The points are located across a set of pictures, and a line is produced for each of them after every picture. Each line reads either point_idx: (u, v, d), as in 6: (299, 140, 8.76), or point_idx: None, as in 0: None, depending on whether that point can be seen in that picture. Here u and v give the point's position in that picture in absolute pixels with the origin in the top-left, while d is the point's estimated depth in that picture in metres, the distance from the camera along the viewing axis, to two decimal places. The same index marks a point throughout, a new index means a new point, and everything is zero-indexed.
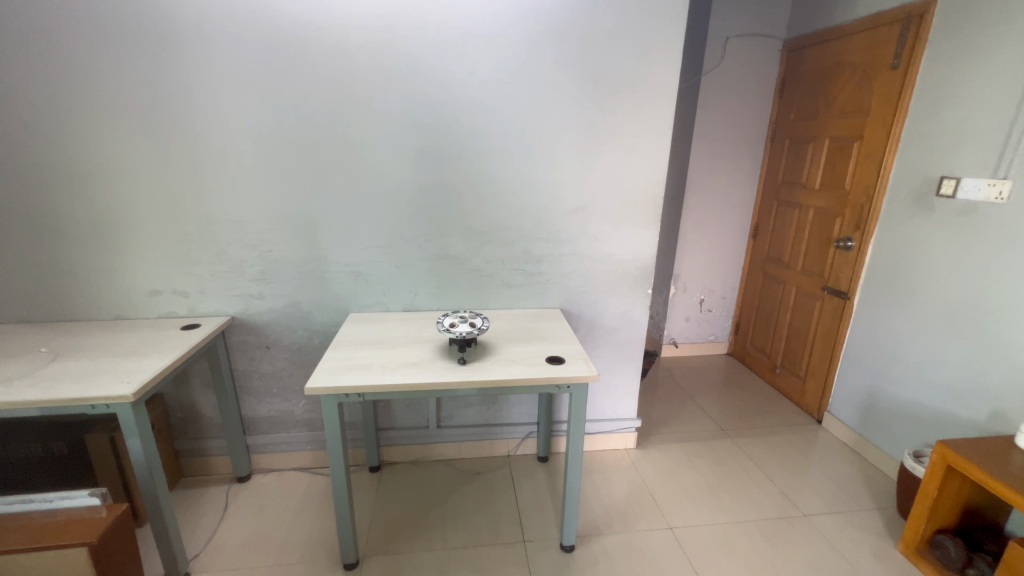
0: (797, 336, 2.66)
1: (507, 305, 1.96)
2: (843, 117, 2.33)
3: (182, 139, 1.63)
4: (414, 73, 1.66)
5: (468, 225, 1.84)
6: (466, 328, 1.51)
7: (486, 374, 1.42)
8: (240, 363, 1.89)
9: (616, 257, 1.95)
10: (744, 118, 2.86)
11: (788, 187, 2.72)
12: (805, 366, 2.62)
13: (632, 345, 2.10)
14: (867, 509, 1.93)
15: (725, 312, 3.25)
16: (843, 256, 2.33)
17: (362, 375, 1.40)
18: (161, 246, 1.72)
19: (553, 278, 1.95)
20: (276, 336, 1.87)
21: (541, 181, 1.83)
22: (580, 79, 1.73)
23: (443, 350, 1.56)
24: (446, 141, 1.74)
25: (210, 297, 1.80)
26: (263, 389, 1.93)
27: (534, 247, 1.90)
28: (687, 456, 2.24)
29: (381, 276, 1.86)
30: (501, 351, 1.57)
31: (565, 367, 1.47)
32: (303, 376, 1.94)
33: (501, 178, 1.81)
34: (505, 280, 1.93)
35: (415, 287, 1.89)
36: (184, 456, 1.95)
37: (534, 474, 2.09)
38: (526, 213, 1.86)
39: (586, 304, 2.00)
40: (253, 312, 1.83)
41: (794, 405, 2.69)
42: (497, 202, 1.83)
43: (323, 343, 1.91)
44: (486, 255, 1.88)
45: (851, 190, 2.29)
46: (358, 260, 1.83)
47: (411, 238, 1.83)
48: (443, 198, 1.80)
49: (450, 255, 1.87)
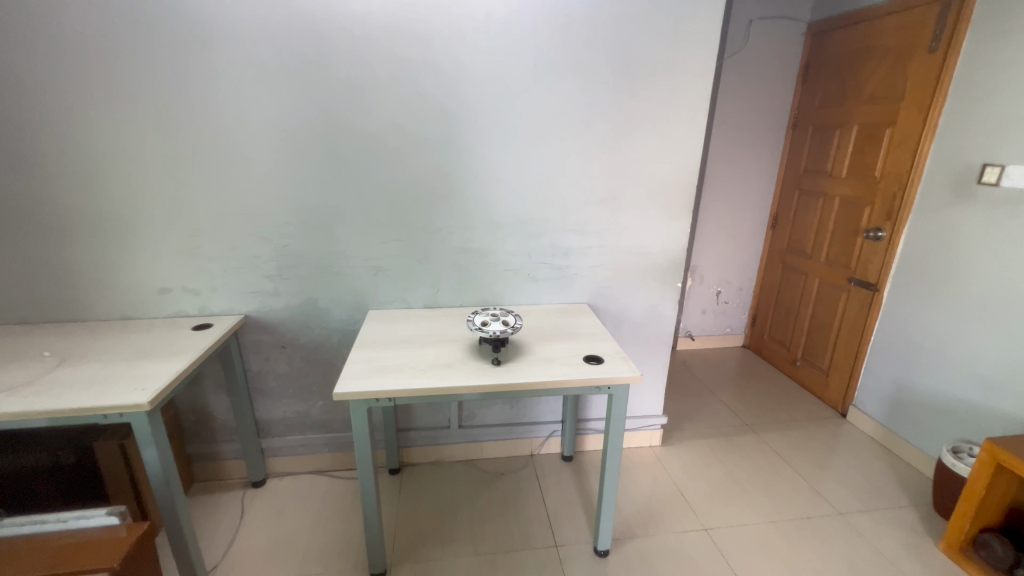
0: (820, 328, 2.60)
1: (533, 301, 1.88)
2: (873, 102, 2.25)
3: (191, 128, 1.51)
4: (433, 55, 1.55)
5: (494, 217, 1.75)
6: (499, 327, 1.42)
7: (523, 376, 1.34)
8: (254, 364, 1.79)
9: (646, 248, 1.87)
10: (766, 104, 2.78)
11: (811, 176, 2.65)
12: (828, 360, 2.57)
13: (660, 340, 2.03)
14: (902, 506, 1.89)
15: (741, 303, 3.19)
16: (872, 246, 2.27)
17: (391, 379, 1.31)
18: (168, 241, 1.61)
19: (580, 272, 1.86)
20: (292, 335, 1.78)
21: (568, 170, 1.73)
22: (609, 59, 1.63)
23: (474, 350, 1.47)
24: (471, 128, 1.64)
25: (221, 295, 1.69)
26: (278, 390, 1.84)
27: (562, 240, 1.81)
28: (714, 454, 2.17)
29: (402, 271, 1.76)
30: (534, 350, 1.49)
31: (604, 368, 1.39)
32: (319, 377, 1.85)
33: (528, 167, 1.71)
34: (531, 275, 1.84)
35: (437, 282, 1.80)
36: (196, 460, 1.86)
37: (559, 475, 2.02)
38: (554, 204, 1.77)
39: (613, 299, 1.92)
40: (266, 310, 1.73)
41: (816, 398, 2.64)
42: (524, 193, 1.74)
43: (340, 342, 1.82)
44: (510, 249, 1.79)
45: (881, 178, 2.22)
46: (378, 255, 1.73)
47: (434, 230, 1.73)
48: (468, 188, 1.70)
49: (474, 247, 1.77)
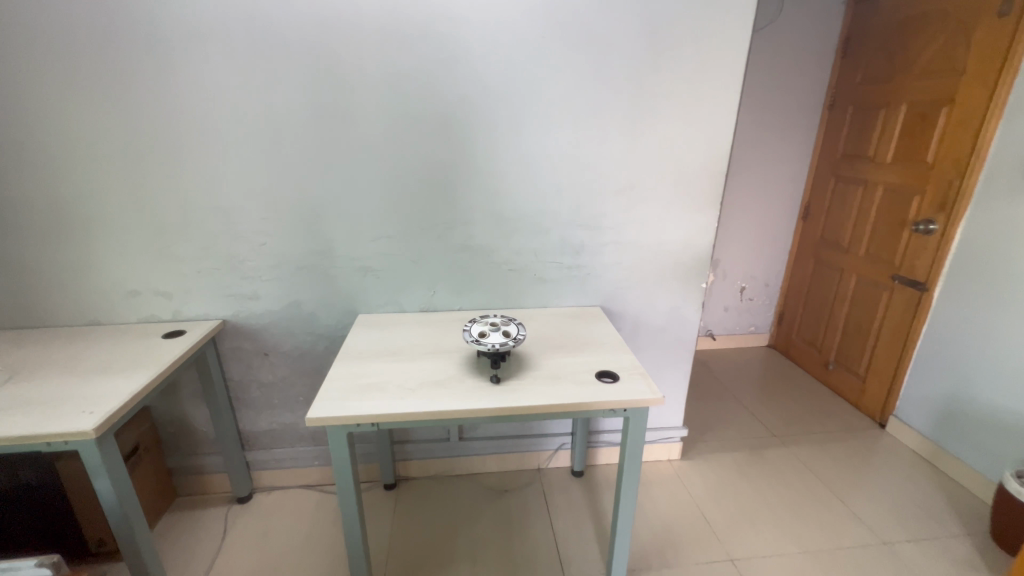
0: (857, 329, 2.37)
1: (542, 304, 1.69)
2: (927, 77, 1.99)
3: (155, 112, 1.35)
4: (426, 24, 1.34)
5: (495, 211, 1.56)
6: (498, 339, 1.24)
7: (525, 398, 1.16)
8: (235, 373, 1.65)
9: (669, 245, 1.67)
10: (799, 83, 2.52)
11: (850, 162, 2.40)
12: (865, 365, 2.34)
13: (681, 347, 1.83)
14: (954, 535, 1.68)
15: (767, 300, 2.97)
16: (921, 240, 2.02)
17: (374, 400, 1.14)
18: (136, 239, 1.46)
19: (593, 272, 1.67)
20: (275, 342, 1.62)
21: (581, 156, 1.53)
22: (629, 26, 1.41)
23: (471, 365, 1.29)
24: (469, 109, 1.44)
25: (196, 298, 1.54)
26: (263, 401, 1.70)
27: (572, 236, 1.61)
28: (740, 471, 1.98)
29: (393, 271, 1.59)
30: (540, 364, 1.30)
31: (621, 387, 1.21)
32: (306, 386, 1.70)
33: (535, 155, 1.51)
34: (538, 275, 1.65)
35: (434, 283, 1.62)
36: (178, 473, 1.74)
37: (569, 493, 1.86)
38: (565, 197, 1.57)
39: (629, 301, 1.73)
40: (246, 315, 1.58)
41: (851, 405, 2.42)
42: (531, 184, 1.54)
43: (329, 349, 1.66)
44: (515, 246, 1.60)
45: (935, 163, 1.96)
46: (366, 253, 1.56)
47: (430, 225, 1.55)
48: (467, 178, 1.51)
49: (474, 245, 1.59)
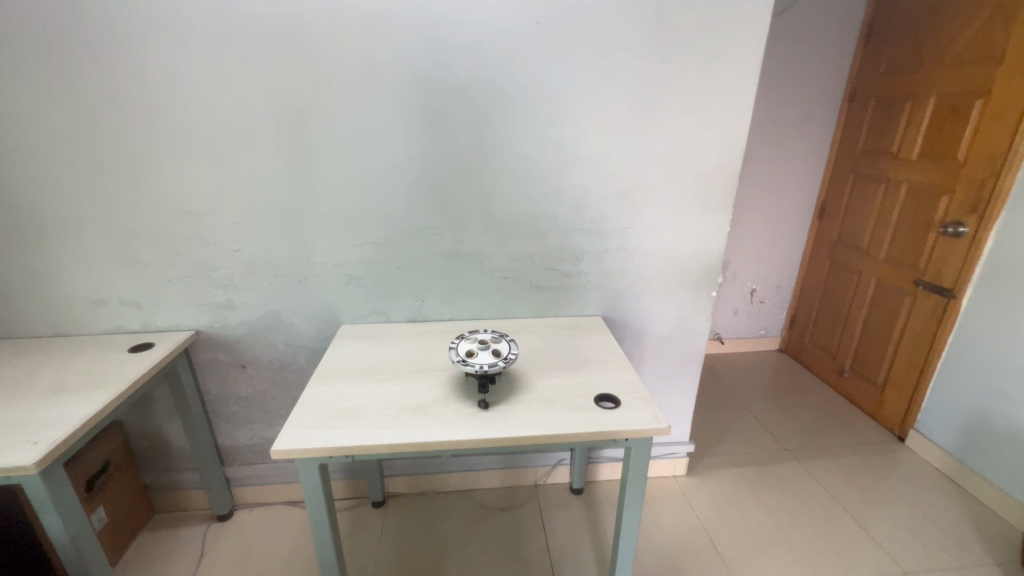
0: (875, 336, 2.24)
1: (539, 313, 1.58)
2: (960, 67, 1.83)
3: (114, 107, 1.23)
4: (410, 11, 1.22)
5: (488, 214, 1.43)
6: (487, 360, 1.12)
7: (516, 427, 1.04)
8: (212, 386, 1.55)
9: (676, 251, 1.54)
10: (817, 74, 2.37)
11: (871, 158, 2.25)
12: (884, 374, 2.21)
13: (689, 359, 1.71)
14: (982, 565, 1.56)
15: (779, 302, 2.83)
16: (949, 244, 1.88)
17: (347, 429, 1.03)
18: (100, 245, 1.36)
19: (593, 279, 1.55)
20: (253, 353, 1.52)
21: (581, 155, 1.40)
22: (636, 12, 1.27)
23: (458, 386, 1.18)
24: (458, 102, 1.31)
25: (167, 308, 1.44)
26: (242, 415, 1.60)
27: (571, 241, 1.49)
28: (749, 489, 1.87)
29: (379, 279, 1.47)
30: (534, 386, 1.19)
31: (622, 414, 1.09)
32: (288, 400, 1.60)
33: (530, 153, 1.38)
34: (534, 283, 1.53)
35: (423, 292, 1.51)
36: (154, 489, 1.65)
37: (567, 511, 1.76)
38: (563, 199, 1.44)
39: (633, 311, 1.61)
40: (221, 325, 1.47)
41: (867, 416, 2.30)
42: (526, 185, 1.42)
43: (311, 361, 1.56)
44: (510, 253, 1.49)
45: (966, 161, 1.81)
46: (349, 260, 1.44)
47: (416, 230, 1.43)
48: (456, 179, 1.39)
49: (465, 251, 1.47)
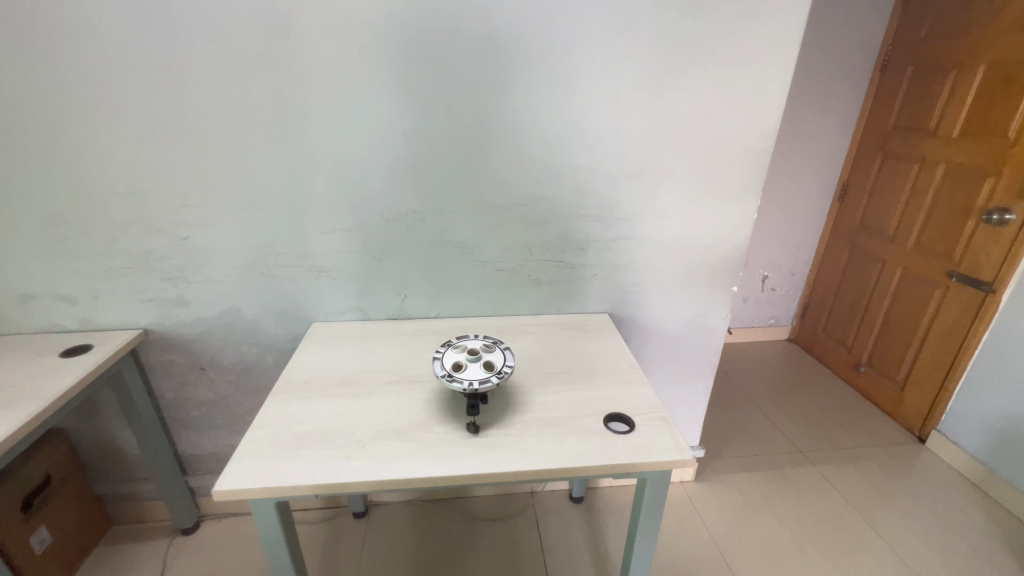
0: (898, 329, 2.09)
1: (538, 311, 1.39)
2: (1017, 31, 1.61)
3: (19, 63, 1.00)
4: None
5: (479, 198, 1.23)
6: (477, 376, 0.95)
7: (512, 458, 0.87)
8: (168, 391, 1.37)
9: (694, 242, 1.35)
10: (848, 41, 2.15)
11: (904, 135, 2.05)
12: (905, 371, 2.07)
13: (703, 359, 1.54)
14: None
15: (791, 290, 2.67)
16: (991, 233, 1.70)
17: (309, 461, 0.86)
18: (21, 232, 1.15)
19: (600, 273, 1.36)
20: (213, 354, 1.33)
21: (589, 129, 1.19)
22: None
23: (443, 403, 1.00)
24: (442, 61, 1.09)
25: (109, 304, 1.24)
26: (204, 421, 1.43)
27: (576, 230, 1.29)
28: (762, 497, 1.73)
29: (354, 272, 1.28)
30: (532, 403, 1.01)
31: (638, 441, 0.92)
32: (255, 405, 1.42)
33: (529, 125, 1.17)
34: (533, 277, 1.34)
35: (405, 287, 1.32)
36: (110, 500, 1.49)
37: (566, 521, 1.62)
38: (567, 181, 1.24)
39: (644, 307, 1.43)
40: (174, 324, 1.28)
41: (884, 414, 2.16)
42: (524, 164, 1.21)
43: (280, 363, 1.37)
44: (505, 242, 1.29)
45: (1018, 139, 1.62)
46: (318, 250, 1.25)
47: (396, 216, 1.23)
48: (442, 155, 1.17)
49: (454, 240, 1.27)
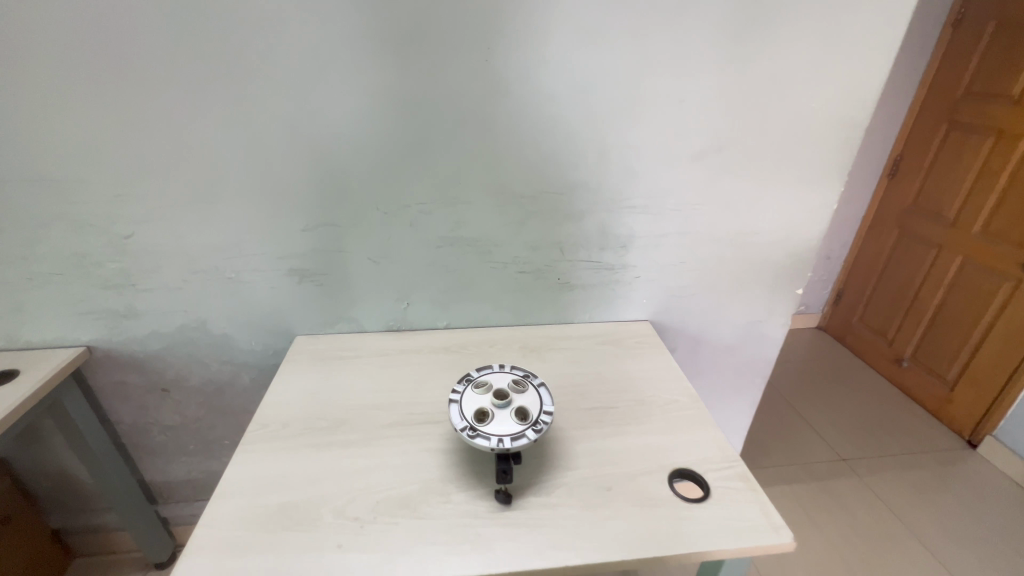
0: (952, 323, 1.89)
1: (567, 319, 1.16)
2: None
3: None
4: None
5: (501, 185, 0.98)
6: (507, 432, 0.72)
7: (557, 547, 0.66)
8: (124, 416, 1.14)
9: (759, 238, 1.11)
10: None
11: (977, 102, 1.78)
12: (957, 369, 1.88)
13: (754, 371, 1.32)
14: None
15: (825, 275, 2.45)
16: None
17: (287, 552, 0.64)
18: None
19: (644, 275, 1.13)
20: (176, 374, 1.11)
21: (643, 95, 0.92)
22: None
23: (462, 458, 0.79)
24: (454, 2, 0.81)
25: (39, 317, 1.00)
26: (172, 448, 1.21)
27: (618, 224, 1.05)
28: (805, 514, 1.57)
29: (344, 275, 1.04)
30: (575, 457, 0.80)
31: (717, 515, 0.71)
32: (231, 428, 1.21)
33: (567, 91, 0.90)
34: (563, 280, 1.10)
35: (407, 293, 1.08)
36: (69, 532, 1.30)
37: None
38: (611, 164, 0.98)
39: (691, 313, 1.20)
40: (123, 339, 1.04)
41: (928, 414, 1.99)
42: (558, 141, 0.95)
43: (259, 382, 1.15)
44: (530, 240, 1.04)
45: None
46: (298, 250, 1.00)
47: (395, 207, 0.97)
48: (454, 130, 0.91)
49: (467, 237, 1.02)
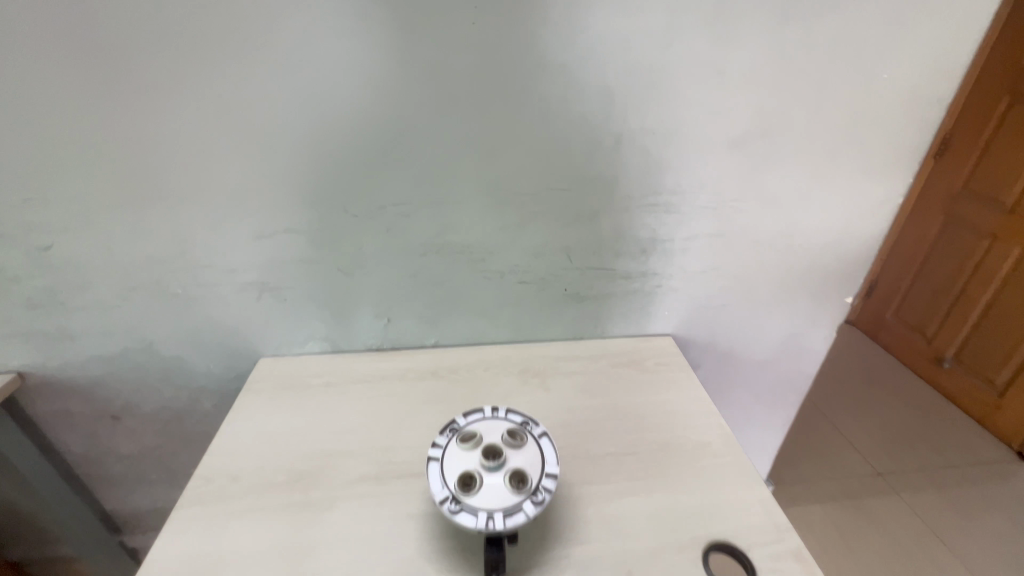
0: (1004, 321, 1.69)
1: (575, 335, 1.00)
2: None
3: None
4: None
5: (495, 180, 0.80)
6: (500, 505, 0.57)
7: None
8: (72, 446, 1.01)
9: (806, 239, 0.93)
10: None
11: None
12: (1008, 373, 1.69)
13: (790, 388, 1.15)
14: None
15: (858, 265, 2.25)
16: None
17: None
18: None
19: (667, 284, 0.95)
20: (126, 401, 0.96)
21: (671, 66, 0.74)
22: None
23: (447, 530, 0.64)
24: None
25: None
26: (132, 478, 1.08)
27: (638, 225, 0.87)
28: (842, 544, 1.41)
29: (311, 289, 0.88)
30: (586, 525, 0.65)
31: None
32: (196, 456, 1.07)
33: (576, 61, 0.72)
34: (571, 291, 0.93)
35: (387, 308, 0.91)
36: (29, 565, 1.18)
37: None
38: (631, 152, 0.80)
39: (721, 326, 1.03)
40: (60, 364, 0.90)
41: (972, 421, 1.81)
42: (565, 125, 0.76)
43: (222, 408, 1.01)
44: (531, 245, 0.87)
45: None
46: (254, 260, 0.84)
47: (368, 209, 0.81)
48: (436, 112, 0.74)
49: (456, 243, 0.85)
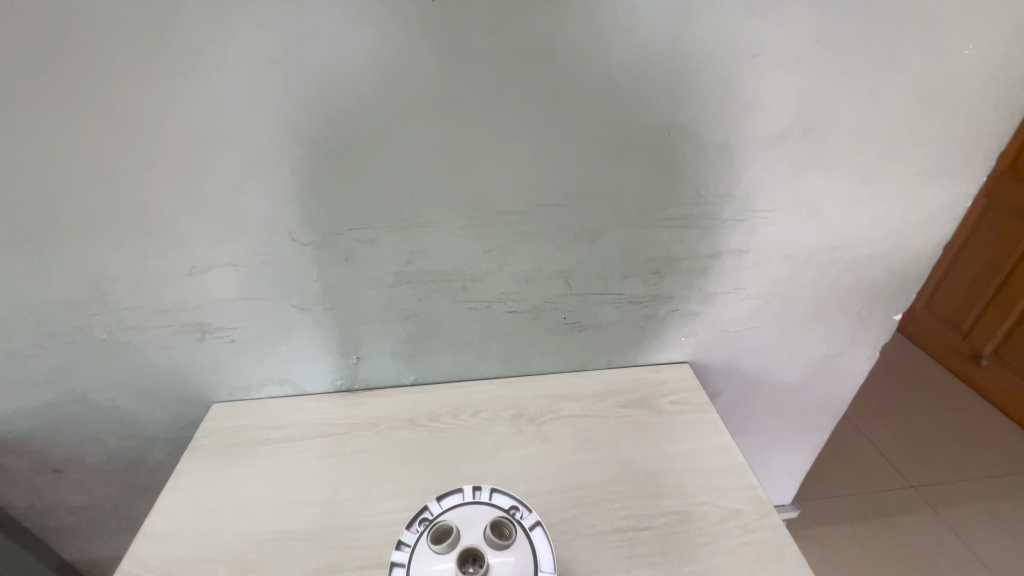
0: None
1: (578, 366, 0.86)
2: None
3: None
4: None
5: (473, 196, 0.65)
6: None
7: None
8: (14, 501, 0.90)
9: (851, 251, 0.78)
10: None
11: None
12: None
13: (824, 413, 1.01)
14: None
15: None
16: None
17: None
18: None
19: (685, 307, 0.81)
20: (68, 454, 0.85)
21: (690, 50, 0.58)
22: None
23: None
24: None
25: None
26: (88, 529, 0.98)
27: (649, 243, 0.72)
28: (885, 569, 1.23)
29: (263, 328, 0.74)
30: None
31: None
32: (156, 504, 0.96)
33: (568, 46, 0.56)
34: (570, 319, 0.79)
35: (355, 346, 0.78)
36: None
37: None
38: (640, 157, 0.65)
39: (747, 350, 0.89)
40: None
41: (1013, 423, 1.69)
42: (557, 127, 0.61)
43: (179, 456, 0.89)
44: (522, 270, 0.72)
45: None
46: (191, 299, 0.70)
47: (320, 236, 0.66)
48: (393, 117, 0.58)
49: (431, 271, 0.71)
